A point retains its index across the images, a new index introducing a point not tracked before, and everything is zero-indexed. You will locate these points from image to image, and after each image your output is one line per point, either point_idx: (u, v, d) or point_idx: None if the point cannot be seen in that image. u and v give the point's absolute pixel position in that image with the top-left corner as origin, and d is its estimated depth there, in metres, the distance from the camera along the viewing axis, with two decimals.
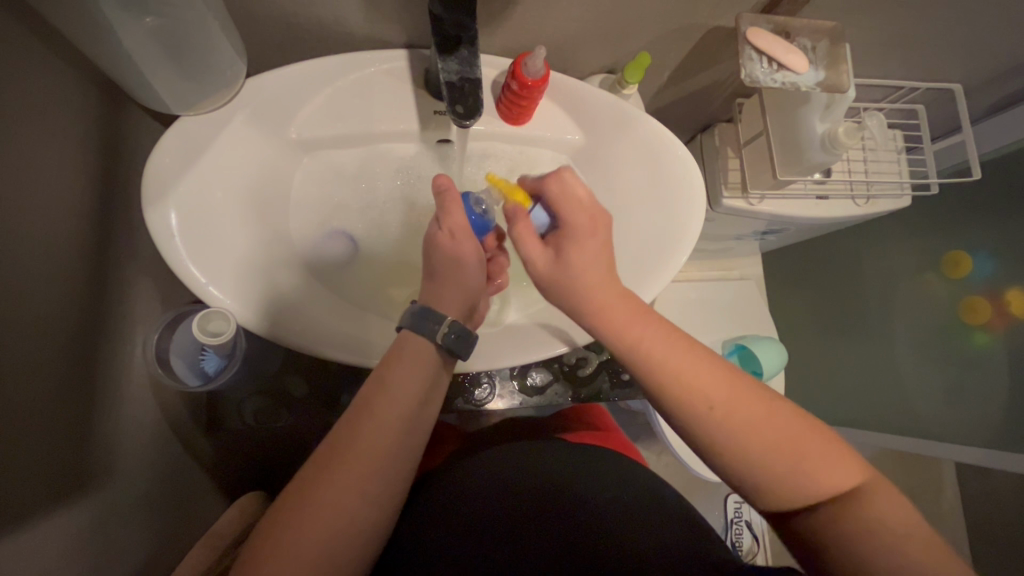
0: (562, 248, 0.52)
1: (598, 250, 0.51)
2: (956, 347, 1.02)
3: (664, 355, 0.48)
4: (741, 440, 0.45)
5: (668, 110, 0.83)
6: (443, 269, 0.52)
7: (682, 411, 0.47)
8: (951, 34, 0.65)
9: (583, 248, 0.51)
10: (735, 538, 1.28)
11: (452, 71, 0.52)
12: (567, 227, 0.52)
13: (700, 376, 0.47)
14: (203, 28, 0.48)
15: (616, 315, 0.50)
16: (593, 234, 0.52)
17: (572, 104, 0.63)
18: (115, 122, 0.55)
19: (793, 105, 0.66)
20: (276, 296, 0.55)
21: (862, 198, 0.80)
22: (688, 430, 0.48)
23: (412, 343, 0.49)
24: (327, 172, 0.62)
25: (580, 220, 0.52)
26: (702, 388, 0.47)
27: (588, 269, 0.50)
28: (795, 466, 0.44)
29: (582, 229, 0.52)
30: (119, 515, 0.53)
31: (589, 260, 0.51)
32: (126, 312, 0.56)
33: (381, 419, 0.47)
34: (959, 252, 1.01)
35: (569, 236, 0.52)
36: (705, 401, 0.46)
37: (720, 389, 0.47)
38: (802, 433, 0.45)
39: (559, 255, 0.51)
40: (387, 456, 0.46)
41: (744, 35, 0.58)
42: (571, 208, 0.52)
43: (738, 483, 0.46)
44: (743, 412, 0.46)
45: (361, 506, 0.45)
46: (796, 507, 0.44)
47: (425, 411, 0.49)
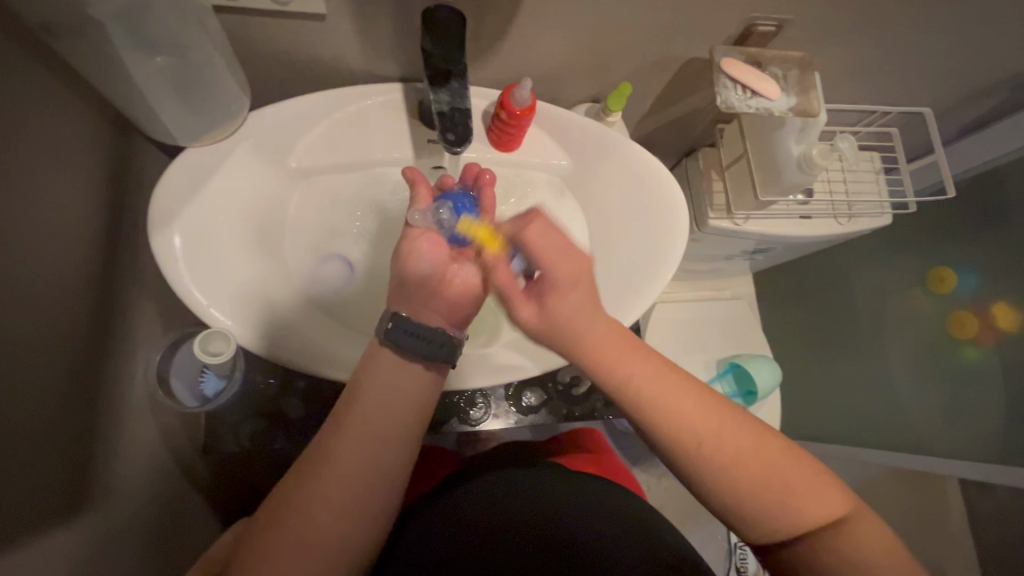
0: (545, 295, 0.47)
1: (585, 297, 0.47)
2: (948, 362, 1.03)
3: (657, 392, 0.47)
4: (731, 471, 0.46)
5: (654, 137, 0.86)
6: (398, 278, 0.51)
7: (671, 445, 0.48)
8: (915, 60, 0.69)
9: (568, 298, 0.47)
10: (740, 564, 1.25)
11: (443, 102, 0.55)
12: (548, 277, 0.47)
13: (692, 412, 0.47)
14: (209, 67, 0.51)
15: (605, 352, 0.48)
16: (575, 281, 0.47)
17: (560, 131, 0.66)
18: (126, 153, 0.58)
19: (770, 129, 0.69)
20: (273, 318, 0.57)
21: (843, 217, 0.83)
22: (679, 464, 0.48)
23: (382, 359, 0.49)
24: (325, 198, 0.64)
25: (562, 271, 0.46)
26: (693, 423, 0.47)
27: (577, 313, 0.47)
28: (787, 507, 0.46)
29: (565, 278, 0.46)
30: (118, 536, 0.54)
31: (575, 308, 0.47)
32: (129, 335, 0.57)
33: (350, 449, 0.47)
34: (944, 268, 1.03)
35: (551, 286, 0.47)
36: (697, 438, 0.47)
37: (714, 427, 0.47)
38: (796, 471, 0.46)
39: (544, 304, 0.47)
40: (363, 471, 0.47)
41: (718, 65, 0.62)
42: (553, 256, 0.46)
43: (727, 516, 0.48)
44: (735, 448, 0.47)
45: (344, 529, 0.46)
46: (786, 537, 0.47)
47: (401, 428, 0.49)
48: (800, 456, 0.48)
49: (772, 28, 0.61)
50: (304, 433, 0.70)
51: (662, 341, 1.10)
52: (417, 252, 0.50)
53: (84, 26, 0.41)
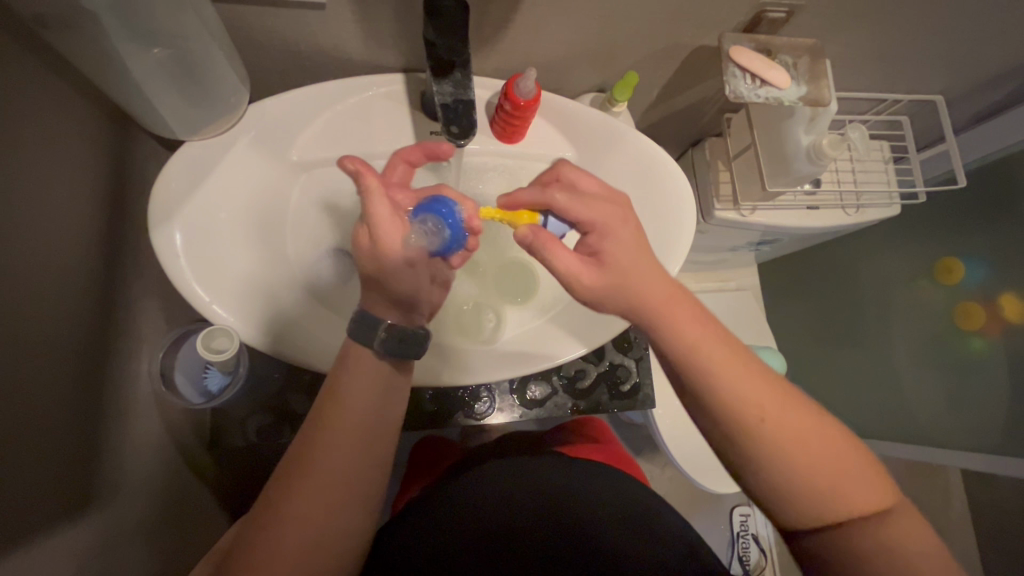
0: (597, 246, 0.49)
1: (636, 240, 0.49)
2: (955, 353, 1.03)
3: (721, 363, 0.47)
4: (789, 446, 0.45)
5: (659, 126, 0.85)
6: (376, 282, 0.49)
7: (731, 417, 0.46)
8: (928, 47, 0.68)
9: (621, 244, 0.48)
10: (742, 553, 1.27)
11: (446, 93, 0.53)
12: (597, 225, 0.49)
13: (752, 383, 0.47)
14: (208, 59, 0.50)
15: (678, 314, 0.48)
16: (622, 222, 0.49)
17: (565, 121, 0.65)
18: (124, 147, 0.57)
19: (780, 119, 0.68)
20: (276, 313, 0.57)
21: (851, 207, 0.82)
22: (734, 439, 0.47)
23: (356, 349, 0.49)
24: (326, 190, 0.63)
25: (608, 215, 0.49)
26: (754, 395, 0.46)
27: (636, 268, 0.48)
28: (839, 485, 0.45)
29: (614, 222, 0.49)
30: (127, 532, 0.54)
31: (632, 253, 0.48)
32: (133, 331, 0.57)
33: (347, 433, 0.47)
34: (950, 258, 1.02)
35: (605, 233, 0.48)
36: (760, 411, 0.46)
37: (774, 404, 0.47)
38: (844, 450, 0.46)
39: (601, 258, 0.48)
40: (354, 460, 0.47)
41: (727, 53, 0.60)
42: (591, 204, 0.49)
43: (772, 497, 0.47)
44: (788, 421, 0.46)
45: (337, 518, 0.47)
46: (828, 522, 0.45)
47: (384, 412, 0.49)
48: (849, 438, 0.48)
49: (782, 15, 0.59)
50: None
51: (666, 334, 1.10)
52: (388, 260, 0.48)
53: (79, 18, 0.40)
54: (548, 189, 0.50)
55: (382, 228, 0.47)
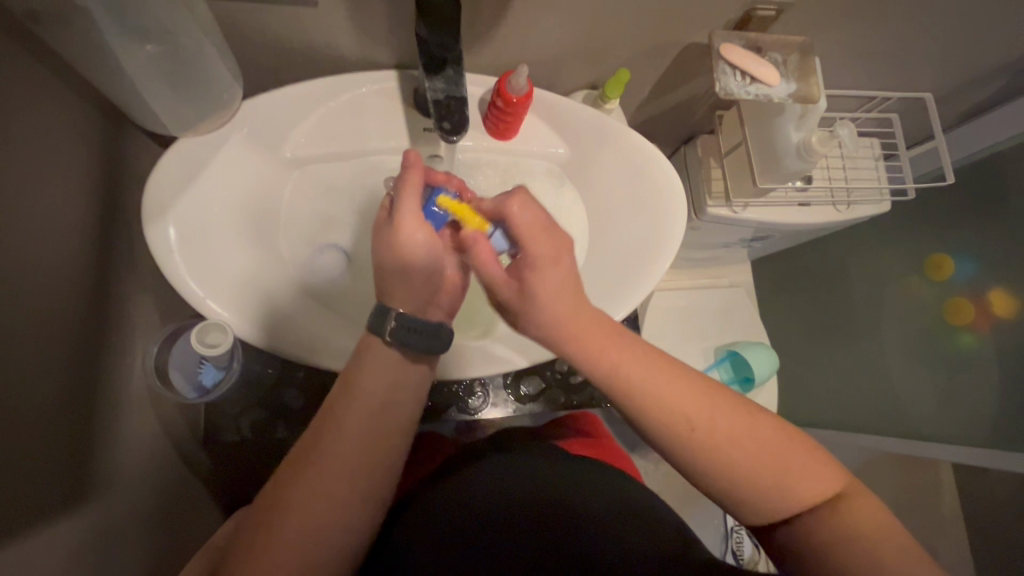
0: (523, 276, 0.49)
1: (564, 280, 0.49)
2: (944, 348, 1.04)
3: (649, 379, 0.48)
4: (724, 453, 0.46)
5: (652, 124, 0.86)
6: (394, 274, 0.50)
7: (664, 432, 0.48)
8: (917, 44, 0.68)
9: (544, 278, 0.49)
10: (736, 547, 1.27)
11: (438, 89, 0.53)
12: (528, 257, 0.49)
13: (681, 395, 0.48)
14: (202, 54, 0.51)
15: (591, 339, 0.49)
16: (554, 263, 0.49)
17: (558, 119, 0.66)
18: (118, 143, 0.57)
19: (770, 116, 0.69)
20: (271, 308, 0.57)
21: (842, 204, 0.83)
22: (674, 453, 0.48)
23: (373, 346, 0.50)
24: (319, 186, 0.63)
25: (545, 251, 0.49)
26: (681, 407, 0.47)
27: (553, 300, 0.49)
28: (780, 482, 0.46)
29: (545, 259, 0.49)
30: (120, 526, 0.54)
31: (553, 291, 0.49)
32: (127, 326, 0.57)
33: (349, 428, 0.47)
34: (944, 255, 1.04)
35: (531, 266, 0.49)
36: (689, 422, 0.47)
37: (705, 412, 0.47)
38: (783, 444, 0.47)
39: (523, 285, 0.49)
40: (356, 456, 0.47)
41: (717, 51, 0.61)
42: (532, 235, 0.49)
43: (728, 500, 0.48)
44: (723, 426, 0.47)
45: (339, 514, 0.46)
46: (779, 516, 0.46)
47: (390, 407, 0.49)
48: (790, 430, 0.48)
49: (772, 12, 0.60)
50: (303, 422, 0.70)
51: (659, 330, 1.11)
52: (405, 244, 0.49)
53: (70, 13, 0.40)
54: (505, 203, 0.50)
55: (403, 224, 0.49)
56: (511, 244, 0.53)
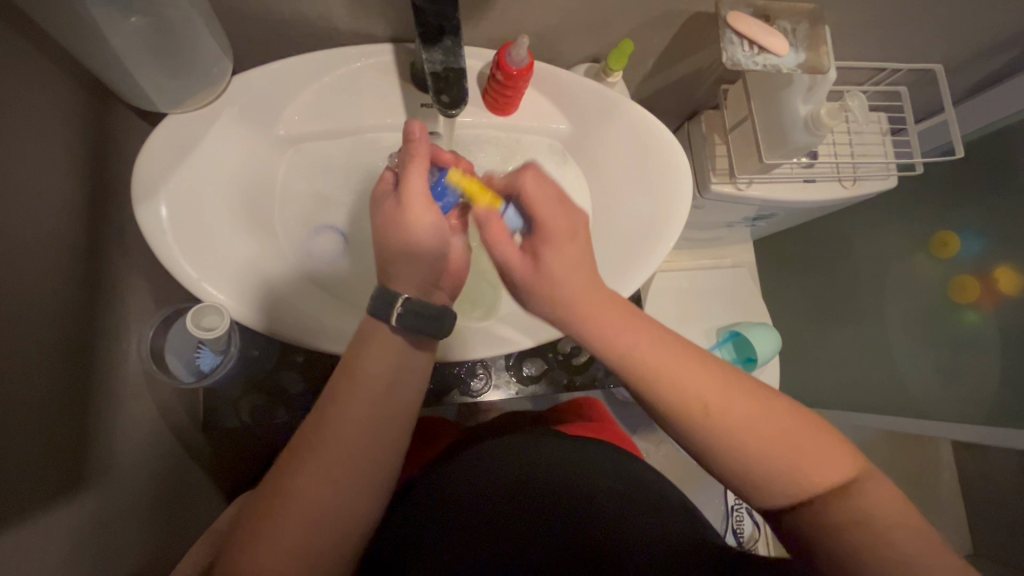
0: (540, 252, 0.49)
1: (579, 255, 0.49)
2: (948, 326, 1.03)
3: (662, 359, 0.47)
4: (738, 435, 0.46)
5: (655, 99, 0.83)
6: (399, 252, 0.48)
7: (678, 413, 0.47)
8: (930, 13, 0.66)
9: (562, 253, 0.49)
10: (736, 526, 1.28)
11: (436, 61, 0.51)
12: (545, 231, 0.49)
13: (695, 376, 0.47)
14: (190, 27, 0.49)
15: (604, 317, 0.48)
16: (571, 235, 0.49)
17: (560, 93, 0.64)
18: (105, 120, 0.55)
19: (777, 88, 0.67)
20: (268, 291, 0.56)
21: (848, 180, 0.82)
22: (687, 434, 0.48)
23: (369, 329, 0.48)
24: (314, 164, 0.62)
25: (560, 223, 0.49)
26: (696, 388, 0.47)
27: (569, 277, 0.48)
28: (795, 465, 0.45)
29: (562, 233, 0.49)
30: (119, 511, 0.54)
31: (569, 266, 0.49)
32: (120, 310, 0.56)
33: (347, 418, 0.46)
34: (948, 232, 1.03)
35: (548, 241, 0.49)
36: (704, 404, 0.46)
37: (719, 393, 0.47)
38: (800, 428, 0.46)
39: (538, 262, 0.49)
40: (357, 446, 0.46)
41: (724, 20, 0.58)
42: (548, 206, 0.49)
43: (739, 482, 0.47)
44: (739, 408, 0.46)
45: (341, 505, 0.45)
46: (792, 500, 0.45)
47: (391, 395, 0.48)
48: (805, 414, 0.47)
49: None
50: (304, 406, 0.70)
51: (661, 311, 1.10)
52: (415, 224, 0.48)
53: None
54: (518, 174, 0.50)
55: (410, 203, 0.48)
56: (522, 220, 0.53)
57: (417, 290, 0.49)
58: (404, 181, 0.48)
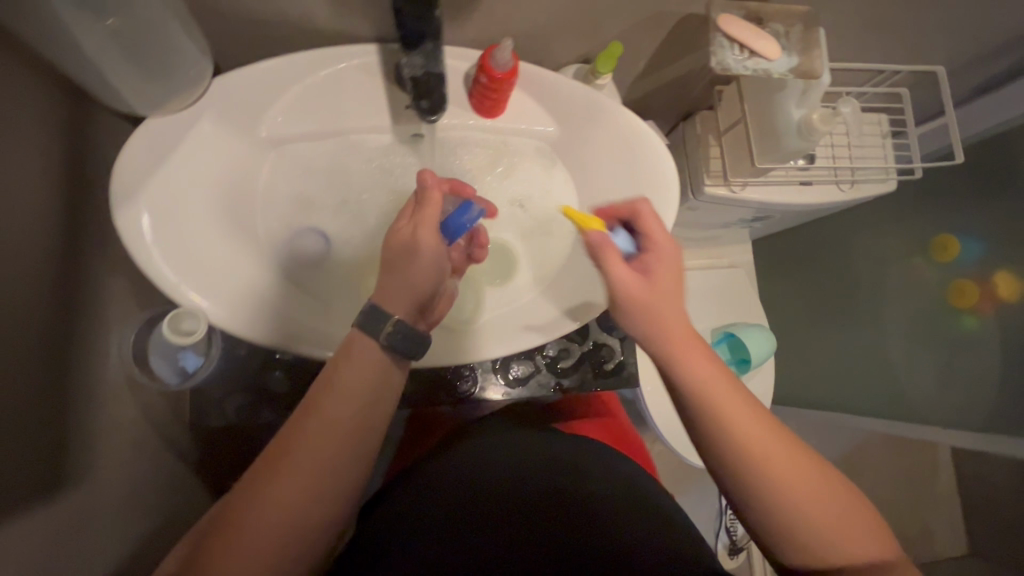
0: (649, 268, 0.55)
1: (673, 276, 0.55)
2: (946, 331, 1.02)
3: (723, 396, 0.49)
4: (786, 486, 0.45)
5: (648, 99, 0.82)
6: (397, 275, 0.50)
7: (730, 451, 0.47)
8: (929, 15, 0.64)
9: (665, 271, 0.54)
10: (729, 524, 1.28)
11: (416, 66, 0.51)
12: (656, 250, 0.55)
13: (752, 420, 0.48)
14: (168, 32, 0.48)
15: (687, 344, 0.51)
16: (671, 257, 0.55)
17: (547, 95, 0.63)
18: (82, 123, 0.55)
19: (770, 92, 0.66)
20: (248, 295, 0.56)
21: (846, 184, 0.80)
22: (729, 474, 0.48)
23: (359, 338, 0.48)
24: (296, 167, 0.61)
25: (668, 246, 0.56)
26: (753, 431, 0.47)
27: (664, 295, 0.53)
28: (835, 528, 0.45)
29: (663, 253, 0.55)
30: (100, 512, 0.54)
31: (671, 281, 0.54)
32: (100, 314, 0.56)
33: (335, 406, 0.47)
34: (947, 236, 1.01)
35: (655, 257, 0.55)
36: (762, 450, 0.47)
37: (775, 442, 0.47)
38: (845, 496, 0.46)
39: (648, 276, 0.54)
40: (342, 434, 0.47)
41: (716, 22, 0.57)
42: (659, 231, 0.56)
43: (771, 534, 0.46)
44: (792, 461, 0.46)
45: (325, 490, 0.46)
46: (823, 565, 0.45)
47: (378, 387, 0.49)
48: (850, 486, 0.48)
49: None
50: (289, 406, 0.70)
51: None
52: (421, 246, 0.51)
53: None
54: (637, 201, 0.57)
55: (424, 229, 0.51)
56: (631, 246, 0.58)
57: (410, 314, 0.50)
58: (427, 192, 0.54)
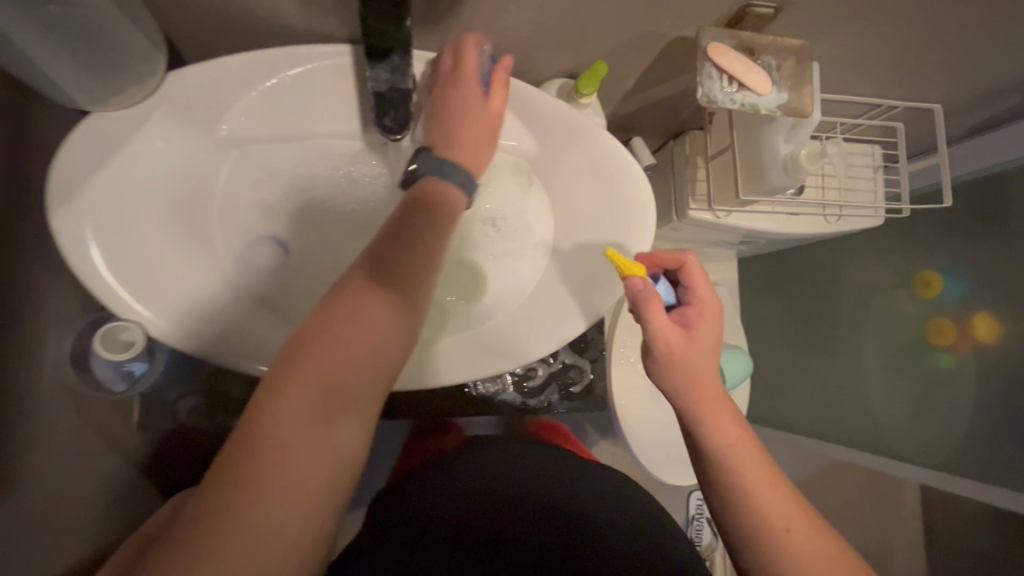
0: (690, 323, 0.56)
1: (714, 334, 0.56)
2: (921, 365, 1.01)
3: (750, 465, 0.51)
4: (804, 561, 0.47)
5: (638, 115, 0.79)
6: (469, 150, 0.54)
7: (755, 520, 0.49)
8: (930, 54, 0.62)
9: (707, 330, 0.56)
10: (695, 535, 1.28)
11: (381, 80, 0.50)
12: (697, 308, 0.57)
13: (774, 490, 0.50)
14: (112, 22, 0.45)
15: (719, 408, 0.54)
16: (713, 314, 0.57)
17: (526, 111, 0.60)
18: (25, 112, 0.51)
19: (760, 125, 0.64)
20: (196, 305, 0.53)
21: (833, 217, 0.78)
22: (746, 543, 0.50)
23: (357, 289, 0.44)
24: (258, 169, 0.58)
25: (711, 303, 0.57)
26: (777, 503, 0.49)
27: (704, 358, 0.55)
28: None
29: (703, 311, 0.57)
30: (34, 519, 0.52)
31: (710, 335, 0.56)
32: (36, 314, 0.53)
33: (320, 381, 0.41)
34: (930, 272, 1.00)
35: (696, 315, 0.56)
36: (785, 523, 0.49)
37: (796, 514, 0.49)
38: None
39: (690, 332, 0.55)
40: (331, 411, 0.41)
41: (705, 51, 0.55)
42: (703, 288, 0.58)
43: None
44: (813, 540, 0.48)
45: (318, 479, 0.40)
46: None
47: (368, 355, 0.43)
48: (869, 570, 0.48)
49: (769, 11, 0.53)
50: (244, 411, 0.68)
51: None
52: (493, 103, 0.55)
53: None
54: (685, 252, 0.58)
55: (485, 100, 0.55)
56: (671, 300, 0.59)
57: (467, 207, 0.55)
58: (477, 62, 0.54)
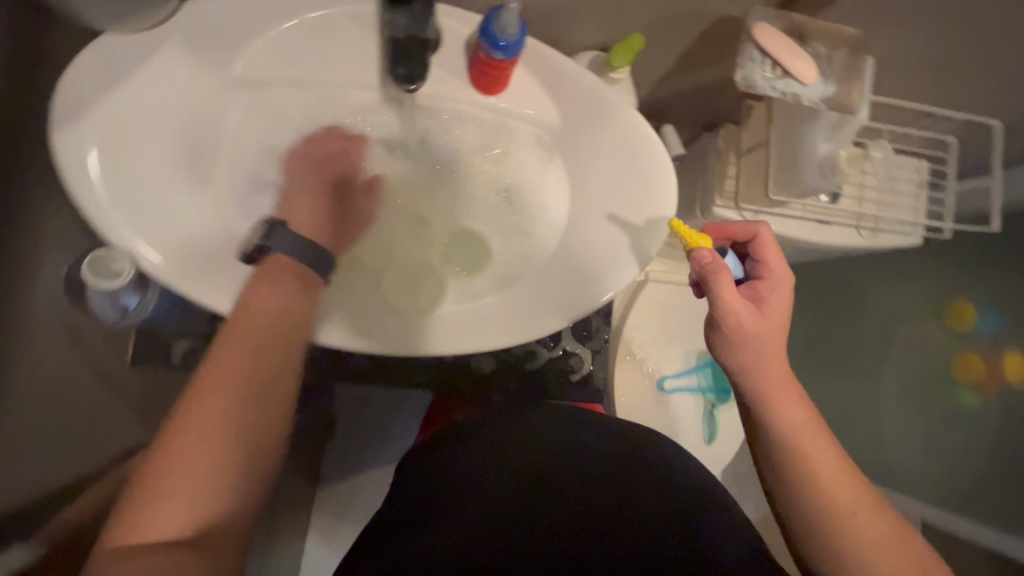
0: (761, 299, 0.54)
1: (785, 308, 0.54)
2: (943, 399, 0.96)
3: (813, 450, 0.51)
4: (866, 546, 0.48)
5: (671, 103, 0.75)
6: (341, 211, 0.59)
7: (817, 507, 0.50)
8: (994, 62, 0.58)
9: (779, 305, 0.54)
10: None
11: (400, 26, 0.52)
12: (767, 284, 0.55)
13: (834, 475, 0.51)
14: None
15: (782, 391, 0.53)
16: (784, 287, 0.54)
17: (556, 82, 0.57)
18: None
19: (799, 120, 0.59)
20: (191, 242, 0.51)
21: (866, 231, 0.73)
22: (804, 529, 0.50)
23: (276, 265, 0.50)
24: (270, 112, 0.56)
25: (785, 277, 0.55)
26: (838, 489, 0.50)
27: (772, 337, 0.53)
28: None
29: (778, 284, 0.54)
30: None
31: (782, 310, 0.54)
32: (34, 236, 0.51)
33: (238, 348, 0.46)
34: (964, 302, 0.95)
35: (768, 290, 0.54)
36: (849, 507, 0.49)
37: (858, 498, 0.50)
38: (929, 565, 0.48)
39: (761, 308, 0.53)
40: (245, 378, 0.45)
41: (751, 31, 0.52)
42: (775, 261, 0.55)
43: None
44: (877, 527, 0.49)
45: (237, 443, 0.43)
46: None
47: (282, 322, 0.48)
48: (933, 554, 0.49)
49: None
50: None
51: None
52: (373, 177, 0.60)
53: None
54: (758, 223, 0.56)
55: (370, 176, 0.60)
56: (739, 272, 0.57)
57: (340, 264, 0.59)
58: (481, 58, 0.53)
